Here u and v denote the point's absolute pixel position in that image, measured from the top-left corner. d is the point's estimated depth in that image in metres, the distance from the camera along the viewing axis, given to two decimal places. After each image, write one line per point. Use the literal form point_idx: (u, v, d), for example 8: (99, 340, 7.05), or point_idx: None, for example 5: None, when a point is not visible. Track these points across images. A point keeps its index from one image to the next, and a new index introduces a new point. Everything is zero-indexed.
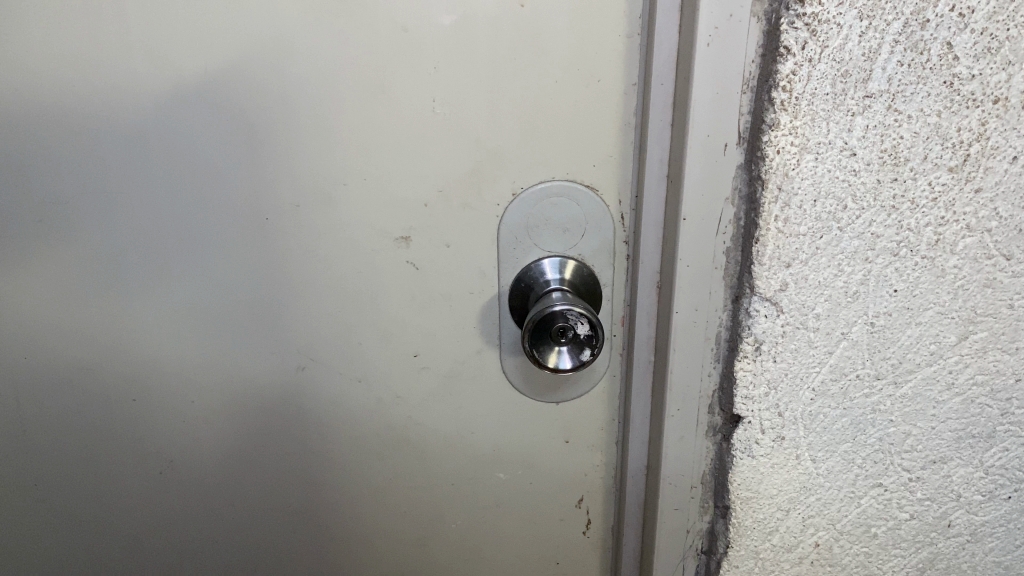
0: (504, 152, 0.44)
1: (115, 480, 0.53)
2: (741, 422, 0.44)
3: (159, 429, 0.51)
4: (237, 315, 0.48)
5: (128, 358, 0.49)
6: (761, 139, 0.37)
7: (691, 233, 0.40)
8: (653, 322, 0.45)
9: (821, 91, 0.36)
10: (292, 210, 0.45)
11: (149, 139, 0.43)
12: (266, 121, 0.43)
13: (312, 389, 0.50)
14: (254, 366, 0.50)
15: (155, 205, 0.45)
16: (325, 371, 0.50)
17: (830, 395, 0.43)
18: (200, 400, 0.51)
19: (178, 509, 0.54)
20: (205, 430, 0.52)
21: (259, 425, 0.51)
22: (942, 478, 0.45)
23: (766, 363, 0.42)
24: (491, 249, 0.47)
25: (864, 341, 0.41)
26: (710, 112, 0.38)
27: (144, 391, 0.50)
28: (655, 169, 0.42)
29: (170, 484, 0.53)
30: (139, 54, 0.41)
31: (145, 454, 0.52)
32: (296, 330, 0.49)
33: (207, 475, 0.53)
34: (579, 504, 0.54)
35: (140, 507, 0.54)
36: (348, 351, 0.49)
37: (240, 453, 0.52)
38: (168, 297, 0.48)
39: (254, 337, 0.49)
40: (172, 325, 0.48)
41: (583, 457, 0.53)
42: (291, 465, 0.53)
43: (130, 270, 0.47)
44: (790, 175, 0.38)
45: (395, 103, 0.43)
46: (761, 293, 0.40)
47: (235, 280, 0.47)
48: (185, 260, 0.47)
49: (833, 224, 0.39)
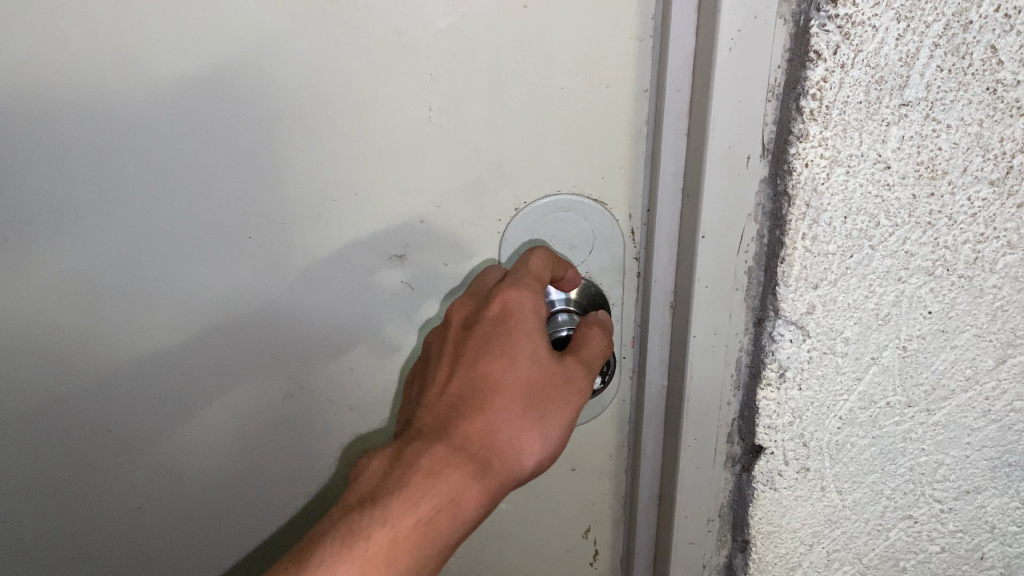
0: (507, 164, 0.41)
1: (92, 516, 0.50)
2: (763, 453, 0.41)
3: (139, 459, 0.49)
4: (221, 340, 0.45)
5: (103, 389, 0.46)
6: (788, 151, 0.35)
7: (711, 252, 0.37)
8: (665, 343, 0.43)
9: (853, 99, 0.33)
10: (279, 227, 0.42)
11: (122, 159, 0.40)
12: (248, 137, 0.40)
13: (300, 415, 0.48)
14: (239, 394, 0.47)
15: (130, 227, 0.42)
16: (314, 400, 0.48)
17: (858, 423, 0.40)
18: (180, 431, 0.48)
19: (160, 542, 0.52)
20: (190, 458, 0.49)
21: (247, 447, 0.49)
22: (976, 509, 0.42)
23: (790, 390, 0.39)
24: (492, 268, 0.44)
25: (896, 366, 0.39)
26: (733, 122, 0.35)
27: (120, 422, 0.47)
28: (669, 183, 0.39)
29: (152, 517, 0.51)
30: (111, 63, 0.38)
31: (124, 489, 0.50)
32: (284, 355, 0.46)
33: (192, 507, 0.51)
34: (586, 534, 0.52)
35: (120, 541, 0.51)
36: (340, 376, 0.47)
37: (230, 479, 0.50)
38: (145, 325, 0.45)
39: (242, 359, 0.46)
40: (149, 352, 0.45)
41: (592, 486, 0.50)
42: (282, 493, 0.51)
43: (103, 295, 0.44)
44: (819, 190, 0.35)
45: (390, 112, 0.39)
46: (785, 316, 0.37)
47: (218, 303, 0.44)
48: (164, 285, 0.44)
49: (865, 242, 0.36)
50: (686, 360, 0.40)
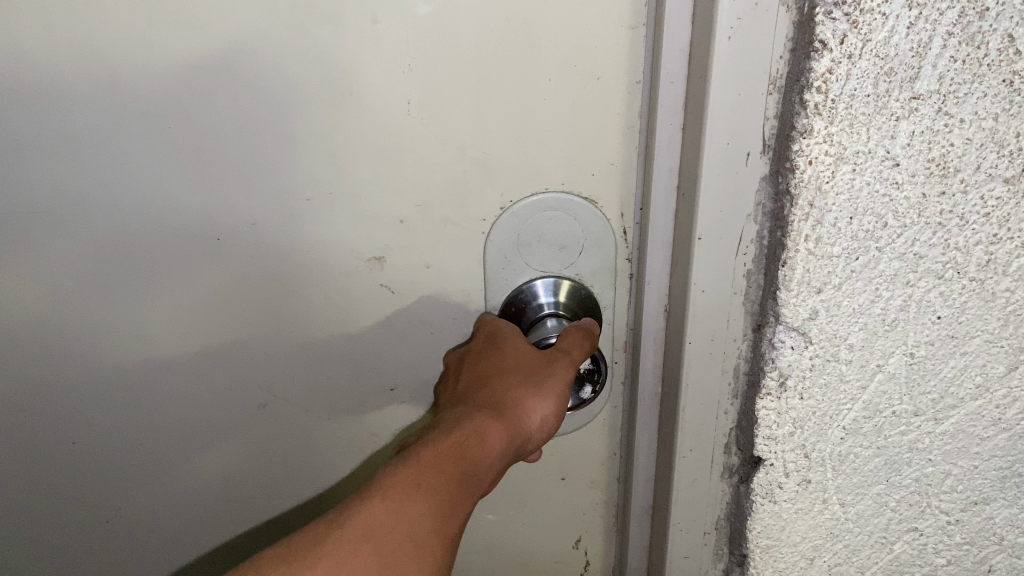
0: (492, 161, 0.39)
1: (61, 527, 0.49)
2: (762, 465, 0.39)
3: (110, 468, 0.47)
4: (192, 346, 0.43)
5: (68, 398, 0.44)
6: (791, 148, 0.32)
7: (708, 254, 0.35)
8: (660, 349, 0.41)
9: (861, 92, 0.31)
10: (249, 228, 0.40)
11: (79, 161, 0.38)
12: (214, 135, 0.37)
13: (277, 425, 0.46)
14: (211, 405, 0.45)
15: (91, 232, 0.40)
16: (290, 408, 0.46)
17: (862, 433, 0.38)
18: (149, 442, 0.46)
19: (131, 555, 0.51)
20: (163, 466, 0.47)
21: (222, 456, 0.47)
22: (984, 521, 0.40)
23: (791, 400, 0.37)
24: (477, 272, 0.42)
25: (903, 373, 0.37)
26: (732, 117, 0.32)
27: (87, 432, 0.45)
28: (664, 181, 0.37)
29: (122, 531, 0.49)
30: (65, 56, 0.35)
31: (92, 500, 0.48)
32: (258, 363, 0.44)
33: (164, 519, 0.49)
34: (576, 543, 0.50)
35: (91, 551, 0.50)
36: (317, 385, 0.45)
37: (206, 487, 0.48)
38: (111, 331, 0.43)
39: (215, 366, 0.44)
40: (117, 359, 0.43)
41: (584, 495, 0.48)
42: (259, 506, 0.50)
43: (65, 301, 0.41)
44: (824, 189, 0.33)
45: (366, 106, 0.37)
46: (787, 322, 0.35)
47: (188, 309, 0.42)
48: (129, 291, 0.41)
49: (871, 244, 0.34)
50: (681, 369, 0.38)
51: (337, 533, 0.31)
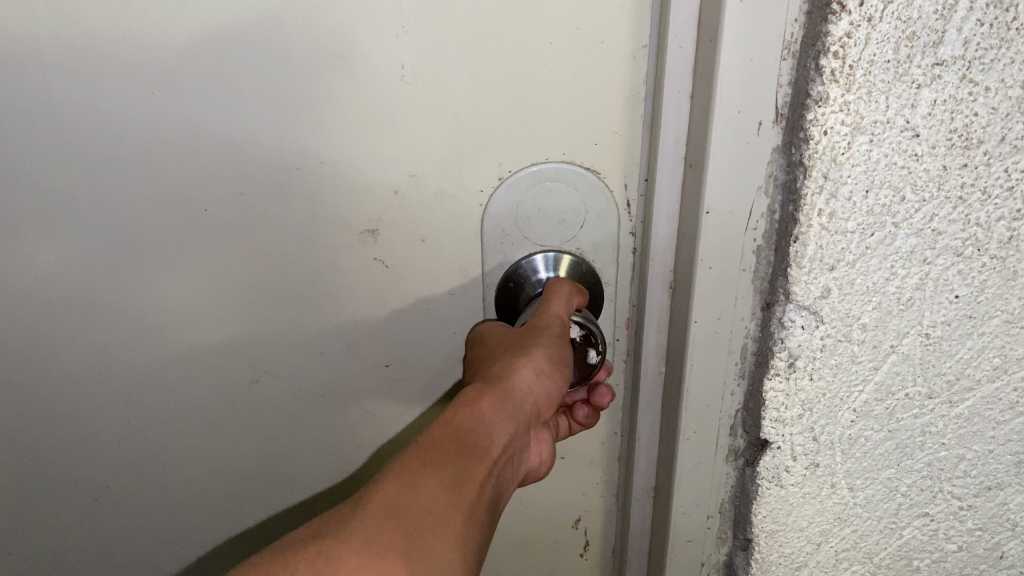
0: (488, 131, 0.37)
1: (50, 501, 0.49)
2: (768, 448, 0.37)
3: (102, 431, 0.47)
4: (179, 317, 0.43)
5: (56, 370, 0.44)
6: (805, 118, 0.31)
7: (715, 229, 0.33)
8: (664, 328, 0.39)
9: (880, 58, 0.29)
10: (235, 198, 0.39)
11: (57, 129, 0.37)
12: (199, 102, 0.36)
13: (266, 403, 0.46)
14: (200, 379, 0.45)
15: (73, 196, 0.39)
16: (281, 384, 0.45)
17: (874, 416, 0.36)
18: (135, 418, 0.46)
19: (121, 531, 0.51)
20: (154, 431, 0.47)
21: (210, 434, 0.47)
22: (997, 506, 0.39)
23: (801, 381, 0.35)
24: (474, 246, 0.41)
25: (917, 355, 0.35)
26: (743, 83, 0.31)
27: (76, 403, 0.46)
28: (670, 151, 0.35)
29: (110, 507, 0.50)
30: (39, 20, 0.34)
31: (79, 476, 0.48)
32: (246, 338, 0.44)
33: (151, 497, 0.50)
34: (576, 524, 0.49)
35: (81, 526, 0.51)
36: (307, 361, 0.44)
37: (197, 459, 0.48)
38: (98, 299, 0.42)
39: (205, 335, 0.43)
40: (105, 326, 0.43)
41: (583, 473, 0.47)
42: (248, 485, 0.49)
43: (47, 273, 0.41)
44: (839, 161, 0.31)
45: (356, 72, 0.35)
46: (797, 300, 0.34)
47: (177, 278, 0.41)
48: (118, 259, 0.41)
49: (887, 219, 0.32)
50: (686, 349, 0.36)
51: (360, 510, 0.29)
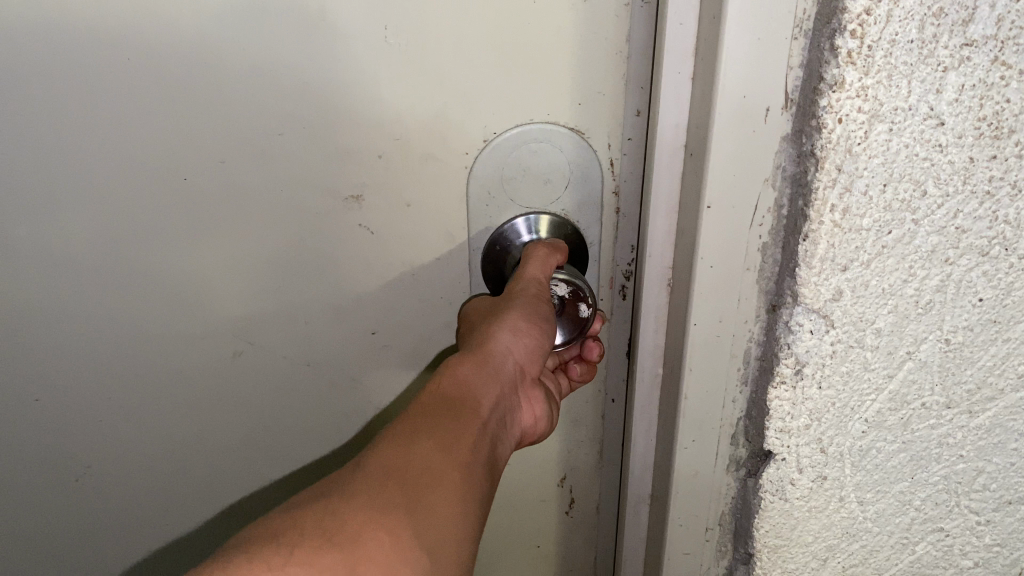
0: (471, 92, 0.37)
1: (30, 483, 0.49)
2: (772, 460, 0.35)
3: (86, 403, 0.46)
4: (162, 286, 0.43)
5: (35, 343, 0.44)
6: (817, 104, 0.28)
7: (717, 225, 0.31)
8: (662, 329, 0.36)
9: (903, 37, 0.26)
10: (217, 166, 0.39)
11: (32, 94, 0.37)
12: (177, 61, 0.36)
13: (251, 374, 0.46)
14: (184, 349, 0.45)
15: (49, 165, 0.39)
16: (266, 354, 0.45)
17: (887, 426, 0.34)
18: (116, 394, 0.46)
19: (102, 512, 0.51)
20: (136, 406, 0.47)
21: (193, 409, 0.47)
22: (1019, 521, 0.36)
23: (809, 389, 0.33)
24: (460, 210, 0.41)
25: (935, 361, 0.32)
26: (749, 65, 0.28)
27: (57, 378, 0.45)
28: (668, 138, 0.32)
29: (91, 489, 0.50)
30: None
31: (60, 458, 0.48)
32: (229, 306, 0.43)
33: (133, 477, 0.50)
34: (561, 482, 0.52)
35: (62, 508, 0.51)
36: (293, 329, 0.44)
37: (181, 435, 0.48)
38: (78, 264, 0.42)
39: (189, 300, 0.43)
40: (86, 293, 0.43)
41: (570, 433, 0.49)
42: (233, 462, 0.49)
43: (24, 244, 0.41)
44: (855, 151, 0.28)
45: (338, 33, 0.35)
46: (806, 303, 0.31)
47: (160, 244, 0.41)
48: (97, 223, 0.40)
49: (906, 215, 0.29)
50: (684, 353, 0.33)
51: (360, 476, 0.29)
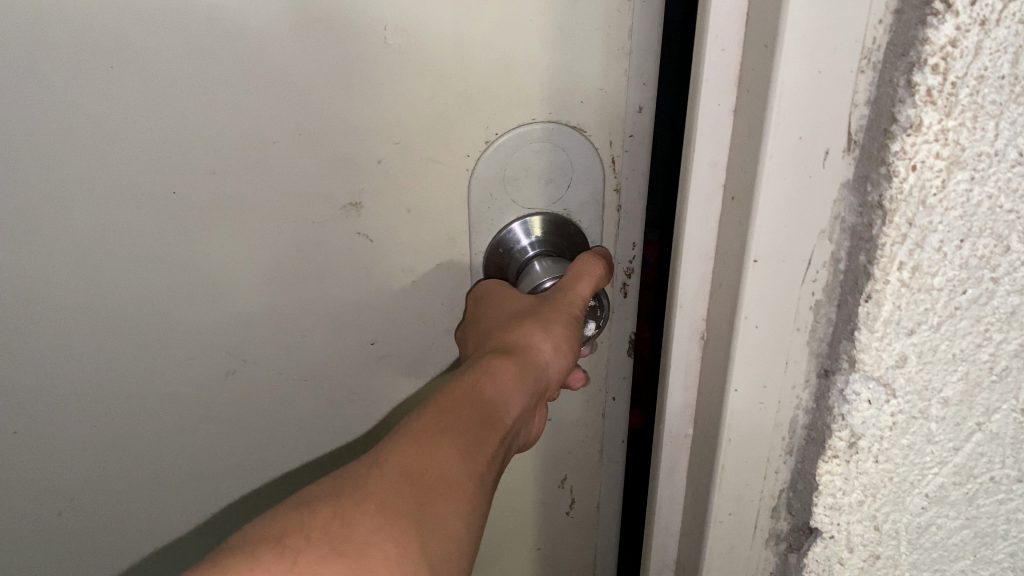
0: (471, 92, 0.34)
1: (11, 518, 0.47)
2: (818, 537, 0.31)
3: (63, 432, 0.43)
4: (142, 311, 0.39)
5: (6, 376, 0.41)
6: (887, 148, 0.24)
7: (764, 281, 0.27)
8: (691, 384, 0.33)
9: (993, 73, 0.22)
10: (203, 178, 0.36)
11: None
12: (145, 63, 0.32)
13: (241, 394, 0.43)
14: (169, 374, 0.42)
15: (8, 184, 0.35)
16: (257, 373, 0.42)
17: (949, 503, 0.30)
18: (96, 425, 0.43)
19: (88, 545, 0.49)
20: (120, 436, 0.44)
21: (180, 436, 0.44)
22: None
23: (864, 464, 0.29)
24: (463, 213, 0.38)
25: (1006, 433, 0.28)
26: (809, 103, 0.24)
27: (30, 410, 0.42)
28: (704, 180, 0.28)
29: (75, 521, 0.47)
30: None
31: (41, 492, 0.46)
32: (217, 327, 0.40)
33: (119, 509, 0.47)
34: (562, 484, 0.49)
35: (46, 542, 0.48)
36: (286, 346, 0.41)
37: (168, 464, 0.45)
38: (50, 289, 0.38)
39: (171, 322, 0.40)
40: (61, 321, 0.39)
41: (569, 432, 0.46)
42: (225, 489, 0.47)
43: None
44: (930, 203, 0.24)
45: (331, 34, 0.32)
46: (866, 371, 0.27)
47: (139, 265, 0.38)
48: (66, 246, 0.37)
49: (984, 274, 0.25)
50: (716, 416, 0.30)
51: (376, 473, 0.27)
